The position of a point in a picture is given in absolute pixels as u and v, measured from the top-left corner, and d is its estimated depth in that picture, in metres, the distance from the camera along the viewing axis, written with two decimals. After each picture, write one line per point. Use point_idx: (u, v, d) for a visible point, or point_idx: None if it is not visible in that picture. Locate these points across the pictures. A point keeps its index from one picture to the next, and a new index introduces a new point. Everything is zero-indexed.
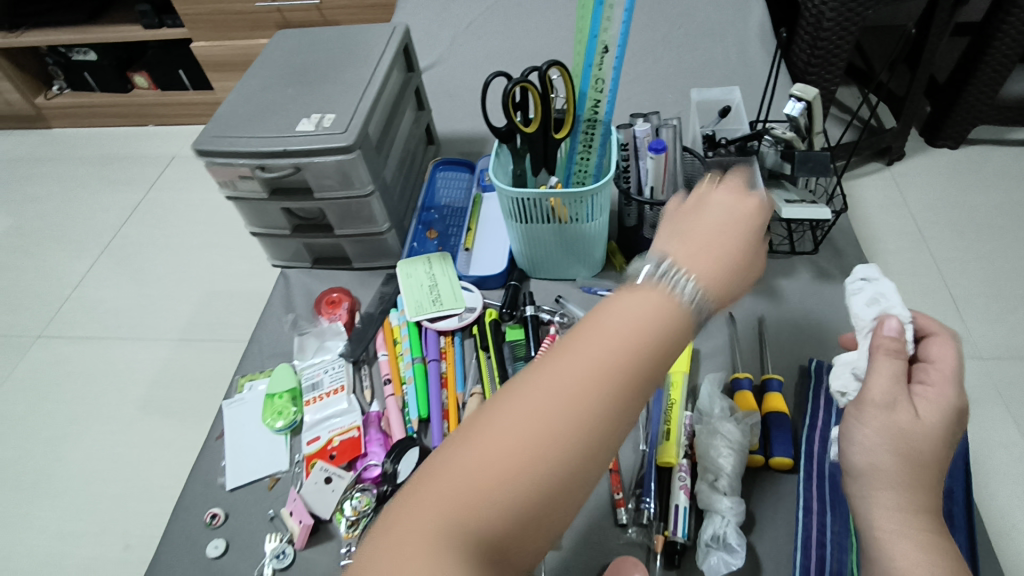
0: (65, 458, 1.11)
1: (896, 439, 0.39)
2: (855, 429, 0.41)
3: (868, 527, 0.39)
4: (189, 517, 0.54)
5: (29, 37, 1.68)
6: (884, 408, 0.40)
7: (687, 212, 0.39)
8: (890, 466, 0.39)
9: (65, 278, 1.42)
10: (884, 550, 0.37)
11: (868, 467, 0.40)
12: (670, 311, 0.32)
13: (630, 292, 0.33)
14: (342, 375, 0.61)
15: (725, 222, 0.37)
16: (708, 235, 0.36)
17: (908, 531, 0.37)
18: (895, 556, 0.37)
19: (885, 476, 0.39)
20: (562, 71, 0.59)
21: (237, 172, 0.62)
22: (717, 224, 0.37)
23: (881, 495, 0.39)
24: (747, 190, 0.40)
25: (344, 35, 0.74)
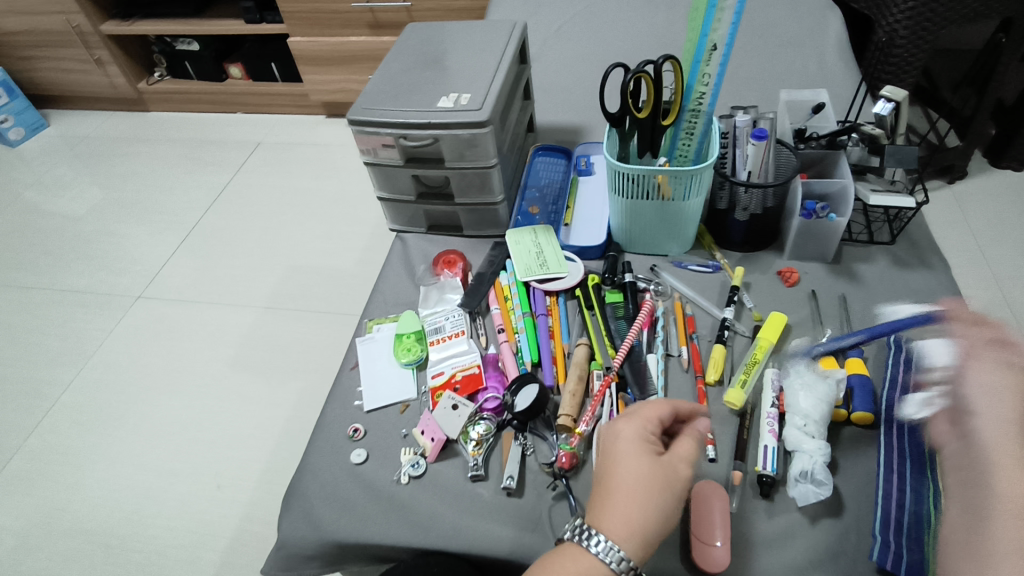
0: (158, 404, 1.18)
1: (1011, 380, 0.40)
2: (972, 373, 0.42)
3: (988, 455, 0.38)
4: (333, 431, 0.63)
5: (139, 26, 1.83)
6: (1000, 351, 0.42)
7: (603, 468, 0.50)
8: (995, 407, 0.39)
9: (160, 245, 1.52)
10: (999, 473, 0.37)
11: (979, 408, 0.40)
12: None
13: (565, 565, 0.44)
14: (462, 322, 0.69)
15: (620, 484, 0.47)
16: (617, 488, 0.47)
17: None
18: (1007, 479, 0.36)
19: (1008, 407, 0.39)
20: (675, 65, 0.65)
21: (381, 141, 0.71)
22: (616, 485, 0.47)
23: (1000, 426, 0.39)
24: (632, 438, 0.49)
25: (469, 29, 0.84)
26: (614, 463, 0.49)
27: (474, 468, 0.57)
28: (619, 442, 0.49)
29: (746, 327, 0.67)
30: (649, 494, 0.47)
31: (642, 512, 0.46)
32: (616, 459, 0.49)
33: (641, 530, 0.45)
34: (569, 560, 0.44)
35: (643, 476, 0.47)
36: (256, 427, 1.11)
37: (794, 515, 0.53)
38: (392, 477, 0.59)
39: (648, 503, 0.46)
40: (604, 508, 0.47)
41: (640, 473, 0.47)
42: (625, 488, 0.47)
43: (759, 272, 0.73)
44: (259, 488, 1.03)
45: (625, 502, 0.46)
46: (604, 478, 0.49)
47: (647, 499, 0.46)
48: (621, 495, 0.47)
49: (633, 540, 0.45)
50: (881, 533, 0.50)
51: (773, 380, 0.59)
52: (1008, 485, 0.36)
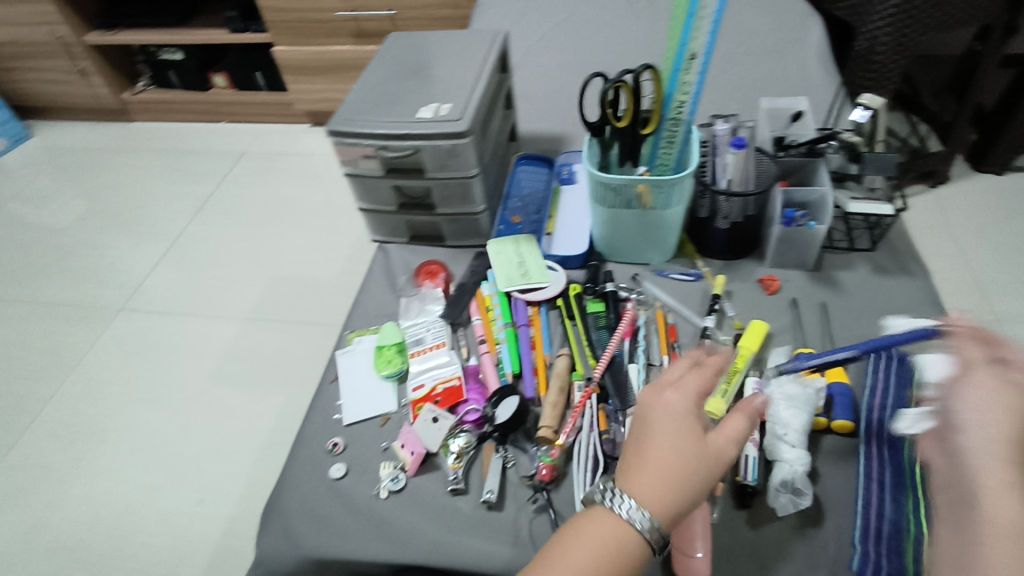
0: (139, 419, 1.16)
1: (1001, 398, 0.37)
2: (960, 392, 0.39)
3: (972, 480, 0.35)
4: (312, 446, 0.62)
5: (122, 36, 1.82)
6: (990, 368, 0.39)
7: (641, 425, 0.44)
8: (991, 426, 0.36)
9: (143, 256, 1.50)
10: (984, 500, 0.34)
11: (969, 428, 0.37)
12: (614, 542, 0.38)
13: (587, 529, 0.39)
14: (443, 333, 0.69)
15: (658, 443, 0.42)
16: (654, 447, 0.42)
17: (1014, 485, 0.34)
18: (993, 504, 0.34)
19: (993, 431, 0.36)
20: (653, 74, 0.65)
21: (361, 152, 0.71)
22: (653, 444, 0.42)
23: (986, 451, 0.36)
24: (677, 399, 0.44)
25: (451, 39, 0.84)
26: (656, 422, 0.43)
27: (454, 482, 0.57)
28: (664, 401, 0.44)
29: (728, 336, 0.67)
30: (692, 463, 0.41)
31: (679, 480, 0.40)
32: (656, 418, 0.43)
33: (677, 502, 0.40)
34: (596, 527, 0.39)
35: (686, 443, 0.41)
36: (240, 440, 1.09)
37: (776, 525, 0.53)
38: (371, 492, 0.58)
39: (689, 475, 0.40)
40: (640, 470, 0.41)
41: (683, 437, 0.41)
42: (665, 450, 0.41)
43: (740, 281, 0.73)
44: (242, 501, 1.02)
45: (666, 469, 0.40)
46: (641, 436, 0.43)
47: (686, 465, 0.41)
48: (663, 459, 0.41)
49: (664, 505, 0.39)
50: (861, 543, 0.50)
51: (754, 389, 0.59)
52: (992, 515, 0.33)
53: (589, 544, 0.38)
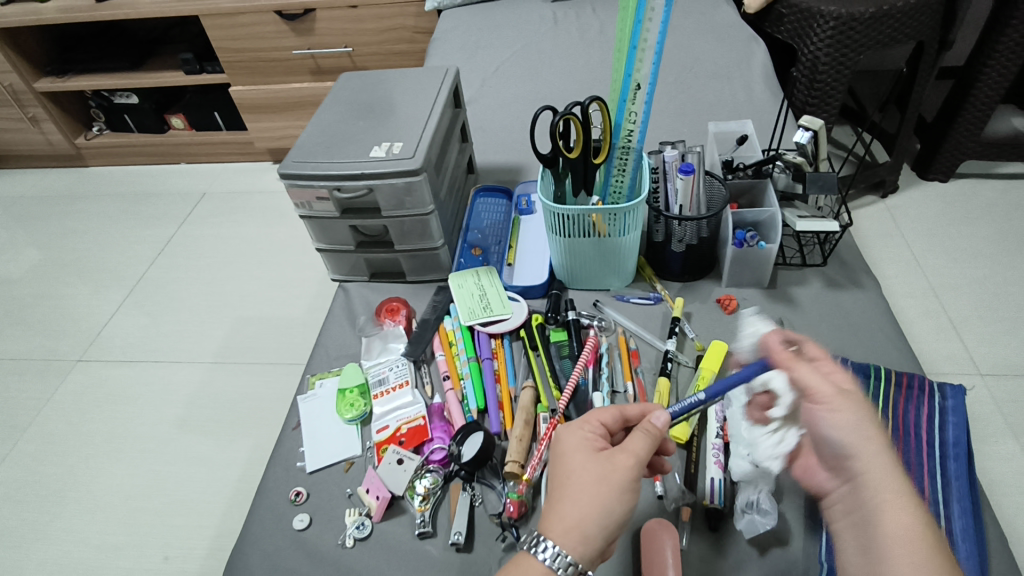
0: (99, 476, 1.11)
1: (859, 420, 0.42)
2: (824, 419, 0.43)
3: (874, 506, 0.39)
4: (275, 495, 0.60)
5: (75, 82, 1.79)
6: (834, 393, 0.43)
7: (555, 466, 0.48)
8: (864, 445, 0.41)
9: (102, 305, 1.46)
10: (889, 533, 0.37)
11: (853, 448, 0.41)
12: None
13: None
14: (406, 372, 0.68)
15: (563, 479, 0.45)
16: (562, 484, 0.45)
17: (899, 501, 0.38)
18: (895, 522, 0.37)
19: (868, 451, 0.41)
20: (601, 105, 0.67)
21: (315, 194, 0.71)
22: (560, 479, 0.45)
23: (874, 475, 0.40)
24: (577, 437, 0.48)
25: (403, 78, 0.85)
26: (560, 462, 0.47)
27: (422, 525, 0.56)
28: (568, 440, 0.48)
29: (689, 359, 0.68)
30: (596, 490, 0.44)
31: (584, 510, 0.43)
32: (563, 457, 0.47)
33: (589, 531, 0.43)
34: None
35: (585, 472, 0.45)
36: (206, 491, 1.06)
37: (743, 547, 0.53)
38: (337, 541, 0.56)
39: (594, 500, 0.44)
40: (552, 507, 0.44)
41: (581, 467, 0.45)
42: (570, 484, 0.45)
43: (699, 302, 0.74)
44: (209, 554, 0.98)
45: (574, 501, 0.44)
46: (553, 477, 0.47)
47: (588, 492, 0.44)
48: (569, 494, 0.44)
49: (572, 537, 0.42)
50: (827, 560, 0.50)
51: (715, 412, 0.60)
52: (900, 535, 0.37)
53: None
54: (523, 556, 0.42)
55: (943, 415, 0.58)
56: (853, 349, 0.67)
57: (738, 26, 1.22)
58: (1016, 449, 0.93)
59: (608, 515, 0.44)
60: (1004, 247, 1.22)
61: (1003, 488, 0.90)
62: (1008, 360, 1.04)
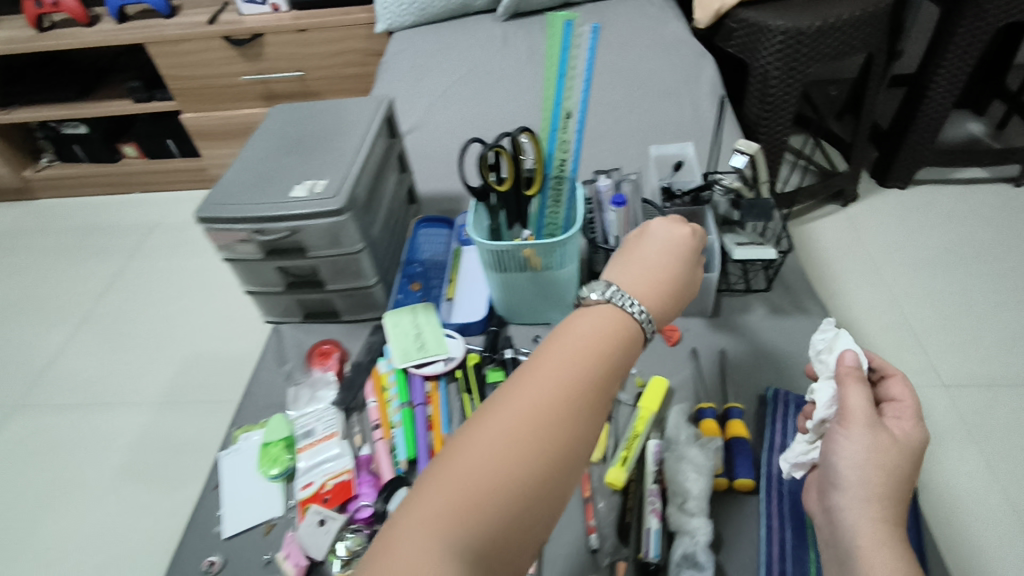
0: (39, 530, 1.06)
1: (878, 460, 0.46)
2: (842, 443, 0.48)
3: (851, 539, 0.44)
4: (187, 565, 0.56)
5: (20, 114, 1.74)
6: (869, 427, 0.47)
7: (631, 250, 0.51)
8: (873, 480, 0.46)
9: (47, 346, 1.41)
10: (866, 559, 0.43)
11: (860, 478, 0.46)
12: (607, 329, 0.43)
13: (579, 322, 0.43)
14: (335, 422, 0.65)
15: (656, 257, 0.49)
16: (649, 263, 0.48)
17: (883, 543, 0.44)
18: (870, 563, 0.43)
19: (870, 490, 0.45)
20: (531, 136, 0.65)
21: (236, 237, 0.67)
22: (652, 258, 0.49)
23: (865, 508, 0.45)
24: (672, 232, 0.51)
25: (332, 109, 0.82)
26: (645, 248, 0.50)
27: None
28: (658, 230, 0.51)
29: (631, 396, 0.65)
30: (672, 276, 0.49)
31: (665, 286, 0.47)
32: (648, 247, 0.50)
33: (660, 302, 0.47)
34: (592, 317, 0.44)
35: (670, 261, 0.49)
36: (152, 541, 1.01)
37: None
38: None
39: (672, 285, 0.48)
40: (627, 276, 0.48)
41: (665, 255, 0.49)
42: (659, 264, 0.48)
43: None
44: None
45: (650, 276, 0.48)
46: (632, 256, 0.50)
47: (671, 275, 0.48)
48: (654, 271, 0.48)
49: (657, 301, 0.46)
50: None
51: (653, 453, 0.56)
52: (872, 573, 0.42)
53: (579, 335, 0.42)
54: (599, 305, 0.44)
55: None
56: (796, 379, 0.65)
57: (688, 42, 1.21)
58: (977, 461, 0.92)
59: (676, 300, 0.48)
60: (961, 255, 1.22)
61: (965, 503, 0.88)
62: (969, 370, 1.03)
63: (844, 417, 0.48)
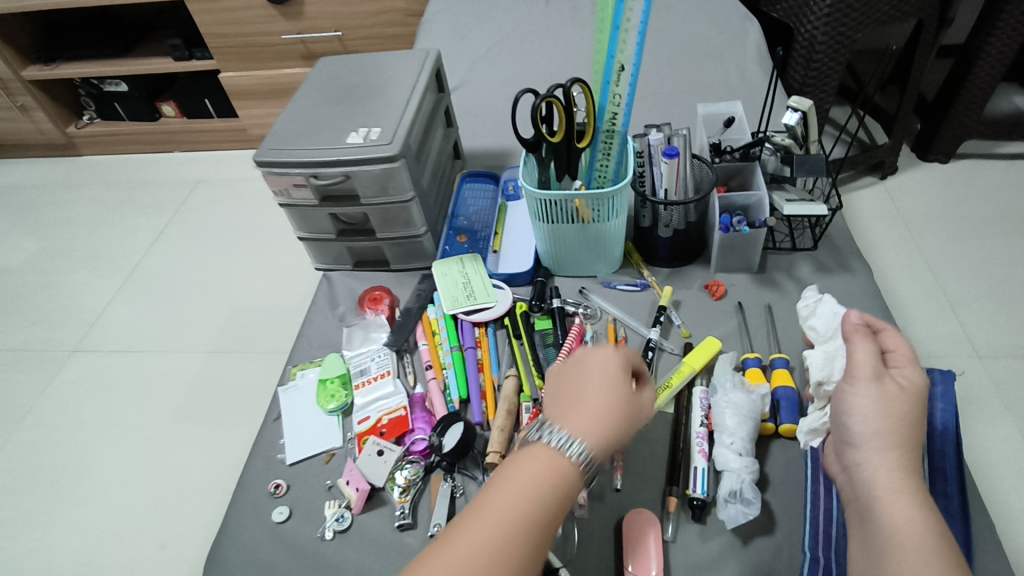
0: (96, 465, 1.11)
1: (886, 409, 0.48)
2: (851, 398, 0.50)
3: (868, 490, 0.45)
4: (255, 488, 0.60)
5: (64, 70, 1.77)
6: (874, 378, 0.50)
7: (573, 373, 0.47)
8: (884, 430, 0.47)
9: (96, 295, 1.46)
10: (885, 507, 0.44)
11: (871, 431, 0.47)
12: (556, 466, 0.40)
13: (527, 457, 0.41)
14: (388, 361, 0.67)
15: (593, 386, 0.45)
16: (586, 394, 0.45)
17: (903, 490, 0.44)
18: (892, 510, 0.43)
19: (884, 439, 0.47)
20: (584, 87, 0.65)
21: (292, 181, 0.69)
22: (589, 387, 0.45)
23: (881, 458, 0.46)
24: (617, 356, 0.47)
25: (382, 61, 0.83)
26: (587, 377, 0.46)
27: (401, 517, 0.55)
28: (598, 354, 0.47)
29: (674, 345, 0.67)
30: (613, 389, 0.45)
31: (605, 421, 0.43)
32: (588, 376, 0.46)
33: (605, 432, 0.43)
34: (534, 453, 0.41)
35: (608, 390, 0.45)
36: (203, 478, 1.05)
37: (727, 536, 0.52)
38: (315, 534, 0.56)
39: (614, 415, 0.44)
40: (564, 407, 0.44)
41: (604, 380, 0.45)
42: (599, 392, 0.45)
43: (686, 289, 0.73)
44: (206, 544, 0.97)
45: (589, 404, 0.44)
46: (572, 388, 0.46)
47: (614, 412, 0.44)
48: (587, 403, 0.44)
49: (595, 439, 0.42)
50: (812, 549, 0.50)
51: (701, 398, 0.59)
52: (895, 521, 0.43)
53: (528, 469, 0.40)
54: (538, 445, 0.41)
55: (932, 400, 0.58)
56: None
57: (735, 4, 1.19)
58: (1013, 428, 0.92)
59: (627, 426, 0.44)
60: (1005, 226, 1.20)
61: (999, 468, 0.89)
62: (1009, 340, 1.02)
63: (849, 374, 0.51)
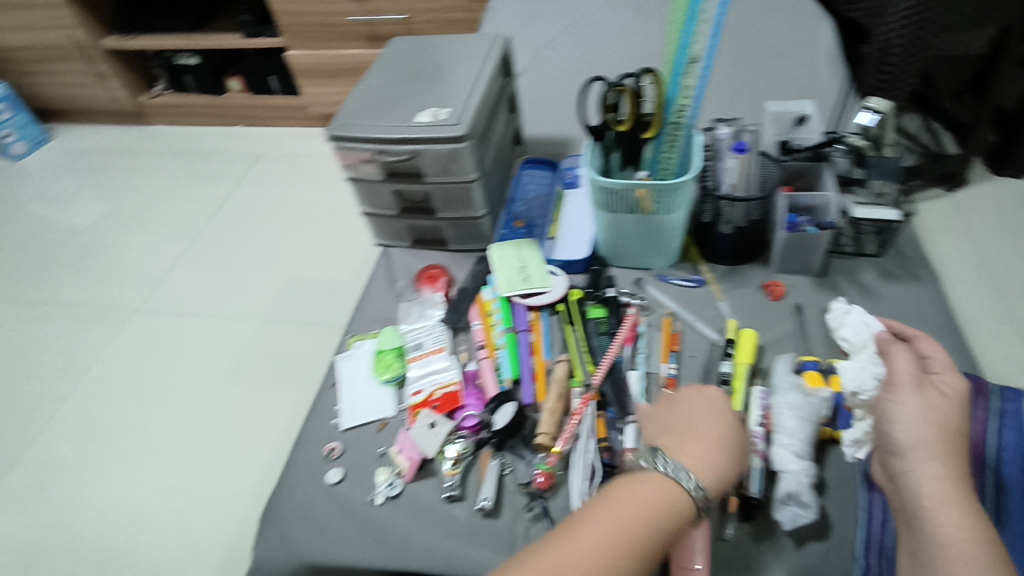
0: (152, 418, 1.17)
1: (928, 417, 0.47)
2: (892, 407, 0.49)
3: (915, 499, 0.45)
4: (311, 450, 0.62)
5: (140, 41, 1.84)
6: (914, 387, 0.49)
7: (674, 413, 0.53)
8: (926, 438, 0.46)
9: (158, 258, 1.52)
10: (931, 517, 0.43)
11: (913, 440, 0.47)
12: (670, 492, 0.45)
13: (644, 483, 0.45)
14: (442, 338, 0.69)
15: (699, 423, 0.50)
16: (694, 430, 0.50)
17: (949, 498, 0.43)
18: (941, 520, 0.43)
19: (928, 447, 0.46)
20: (655, 78, 0.65)
21: (360, 157, 0.72)
22: (694, 424, 0.50)
23: (926, 466, 0.45)
24: (716, 398, 0.52)
25: (452, 43, 0.84)
26: (691, 416, 0.51)
27: (450, 489, 0.57)
28: (699, 396, 0.53)
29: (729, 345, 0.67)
30: (720, 429, 0.49)
31: (716, 455, 0.48)
32: (693, 416, 0.51)
33: (716, 466, 0.47)
34: (648, 480, 0.45)
35: (712, 429, 0.49)
36: (250, 440, 1.10)
37: (776, 536, 0.52)
38: (367, 498, 0.58)
39: (722, 450, 0.48)
40: (675, 443, 0.49)
41: (708, 419, 0.50)
42: (706, 428, 0.49)
43: (742, 287, 0.72)
44: (252, 502, 1.02)
45: (698, 439, 0.49)
46: (678, 425, 0.51)
47: (723, 447, 0.48)
48: (695, 437, 0.49)
49: (708, 472, 0.46)
50: (864, 556, 0.50)
51: (759, 398, 0.58)
52: (941, 530, 0.42)
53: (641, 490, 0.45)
54: (655, 473, 0.46)
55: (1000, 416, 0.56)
56: None
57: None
58: None
59: (735, 463, 0.48)
60: None
61: None
62: None
63: (886, 383, 0.51)
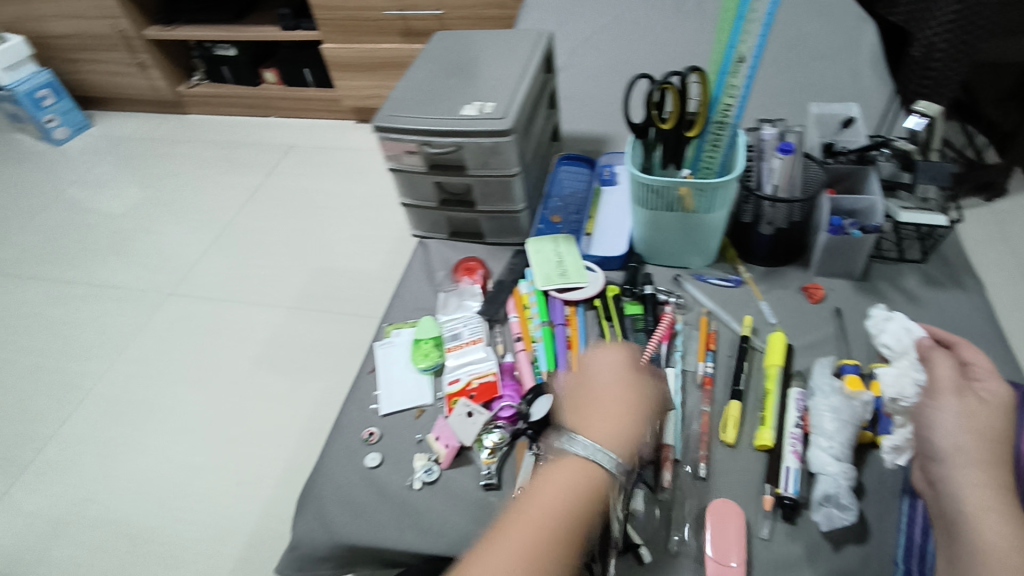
0: (184, 399, 1.19)
1: (970, 423, 0.47)
2: (933, 413, 0.49)
3: (956, 505, 0.44)
4: (350, 434, 0.63)
5: (180, 32, 1.88)
6: (955, 393, 0.49)
7: (582, 385, 0.53)
8: (968, 445, 0.46)
9: (192, 244, 1.56)
10: (973, 524, 0.43)
11: (953, 446, 0.46)
12: (588, 472, 0.46)
13: (559, 468, 0.46)
14: (480, 330, 0.70)
15: (605, 395, 0.51)
16: (598, 403, 0.51)
17: (992, 506, 0.43)
18: (982, 527, 0.42)
19: (970, 454, 0.45)
20: (701, 76, 0.65)
21: (404, 148, 0.72)
22: (603, 397, 0.51)
23: (966, 473, 0.45)
24: (613, 367, 0.53)
25: (495, 38, 0.85)
26: (595, 388, 0.52)
27: (488, 477, 0.57)
28: (598, 365, 0.54)
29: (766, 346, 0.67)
30: (623, 400, 0.50)
31: (623, 426, 0.49)
32: (597, 388, 0.52)
33: (624, 436, 0.48)
34: (563, 465, 0.46)
35: (616, 400, 0.50)
36: (279, 425, 1.11)
37: (815, 537, 0.52)
38: (404, 483, 0.59)
39: (627, 419, 0.49)
40: (580, 419, 0.50)
41: (612, 390, 0.51)
42: (611, 401, 0.51)
43: (781, 289, 0.72)
44: (280, 485, 1.03)
45: (603, 412, 0.50)
46: (585, 399, 0.52)
47: (628, 416, 0.49)
48: (601, 412, 0.50)
49: (619, 443, 0.47)
50: (904, 561, 0.49)
51: (797, 400, 0.58)
52: (983, 538, 0.42)
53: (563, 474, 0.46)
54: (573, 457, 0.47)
55: None
56: None
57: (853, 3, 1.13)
58: None
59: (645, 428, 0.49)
60: None
61: None
62: None
63: (927, 390, 0.51)
